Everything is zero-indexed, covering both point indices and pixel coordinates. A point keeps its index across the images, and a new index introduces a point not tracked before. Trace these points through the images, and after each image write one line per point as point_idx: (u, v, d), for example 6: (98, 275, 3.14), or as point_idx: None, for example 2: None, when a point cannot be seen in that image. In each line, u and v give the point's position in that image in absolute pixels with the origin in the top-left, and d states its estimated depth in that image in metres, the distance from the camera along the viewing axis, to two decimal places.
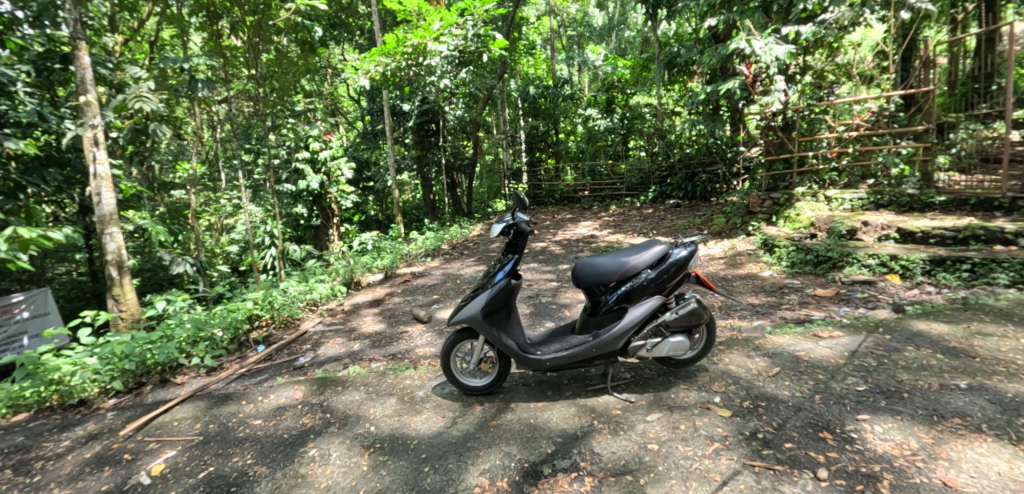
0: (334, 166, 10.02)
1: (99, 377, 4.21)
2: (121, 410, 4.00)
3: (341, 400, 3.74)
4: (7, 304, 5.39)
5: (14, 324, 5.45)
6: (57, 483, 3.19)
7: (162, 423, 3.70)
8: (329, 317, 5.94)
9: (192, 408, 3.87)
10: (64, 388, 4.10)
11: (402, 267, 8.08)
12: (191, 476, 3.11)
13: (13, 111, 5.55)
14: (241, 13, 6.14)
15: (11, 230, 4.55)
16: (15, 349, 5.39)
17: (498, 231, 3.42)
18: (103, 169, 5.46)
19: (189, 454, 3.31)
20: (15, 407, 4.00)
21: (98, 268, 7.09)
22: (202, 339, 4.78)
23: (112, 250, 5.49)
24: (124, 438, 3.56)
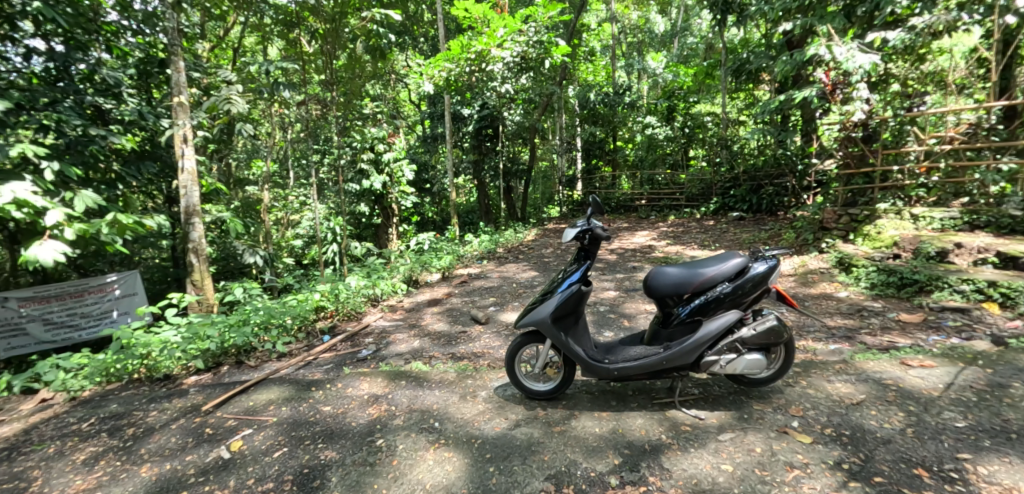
0: (395, 167, 10.26)
1: (182, 355, 4.51)
2: (202, 386, 4.25)
3: (407, 394, 3.83)
4: (104, 284, 5.91)
5: (107, 301, 5.95)
6: (149, 449, 3.42)
7: (240, 402, 3.90)
8: (390, 314, 6.10)
9: (267, 391, 4.04)
10: (150, 362, 4.45)
11: (459, 269, 8.17)
12: (267, 455, 3.25)
13: (118, 110, 6.08)
14: (317, 22, 6.46)
15: (115, 216, 5.01)
16: (107, 324, 5.95)
17: (570, 236, 3.39)
18: (189, 165, 5.81)
19: (265, 433, 3.48)
20: (109, 377, 4.41)
21: (179, 254, 7.57)
22: (274, 325, 5.00)
23: (193, 239, 5.86)
24: (205, 413, 3.77)
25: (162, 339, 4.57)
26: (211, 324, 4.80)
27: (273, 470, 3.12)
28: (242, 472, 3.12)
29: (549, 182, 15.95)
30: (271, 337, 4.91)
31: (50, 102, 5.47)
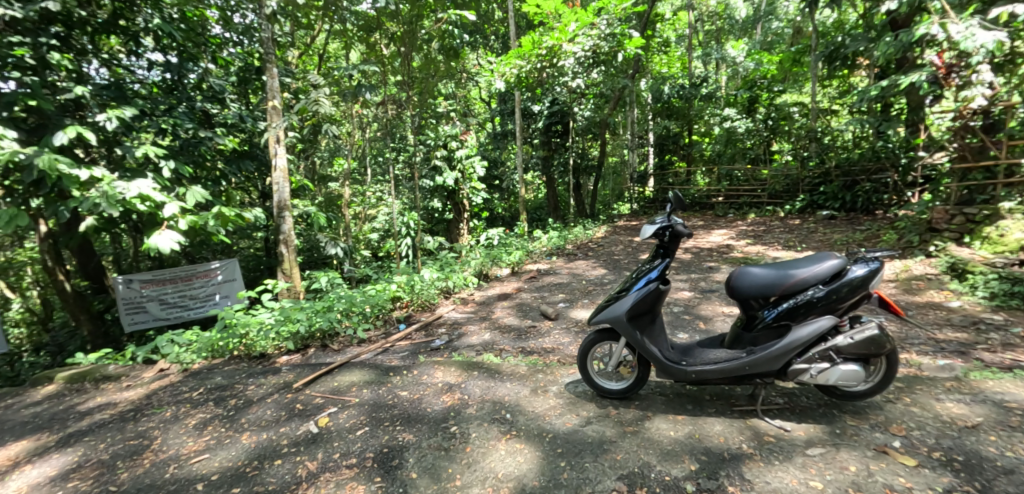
0: (467, 164, 10.46)
1: (276, 335, 4.90)
2: (293, 366, 4.55)
3: (479, 384, 3.91)
4: (208, 269, 6.45)
5: (211, 285, 6.48)
6: (247, 419, 3.75)
7: (326, 382, 4.15)
8: (461, 306, 6.22)
9: (351, 374, 4.26)
10: (248, 341, 4.91)
11: (529, 264, 8.21)
12: (351, 433, 3.44)
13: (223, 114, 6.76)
14: (394, 26, 6.75)
15: (220, 208, 5.64)
16: (210, 306, 6.48)
17: (649, 233, 3.33)
18: (281, 163, 6.21)
19: (349, 412, 3.68)
20: (215, 353, 4.93)
21: (271, 244, 8.22)
22: (355, 313, 5.26)
23: (284, 231, 6.25)
24: (296, 391, 4.05)
25: (259, 319, 5.04)
26: (300, 309, 5.13)
27: (356, 446, 3.30)
28: (328, 447, 3.33)
29: (620, 178, 15.70)
30: (353, 323, 5.16)
31: (168, 109, 6.19)
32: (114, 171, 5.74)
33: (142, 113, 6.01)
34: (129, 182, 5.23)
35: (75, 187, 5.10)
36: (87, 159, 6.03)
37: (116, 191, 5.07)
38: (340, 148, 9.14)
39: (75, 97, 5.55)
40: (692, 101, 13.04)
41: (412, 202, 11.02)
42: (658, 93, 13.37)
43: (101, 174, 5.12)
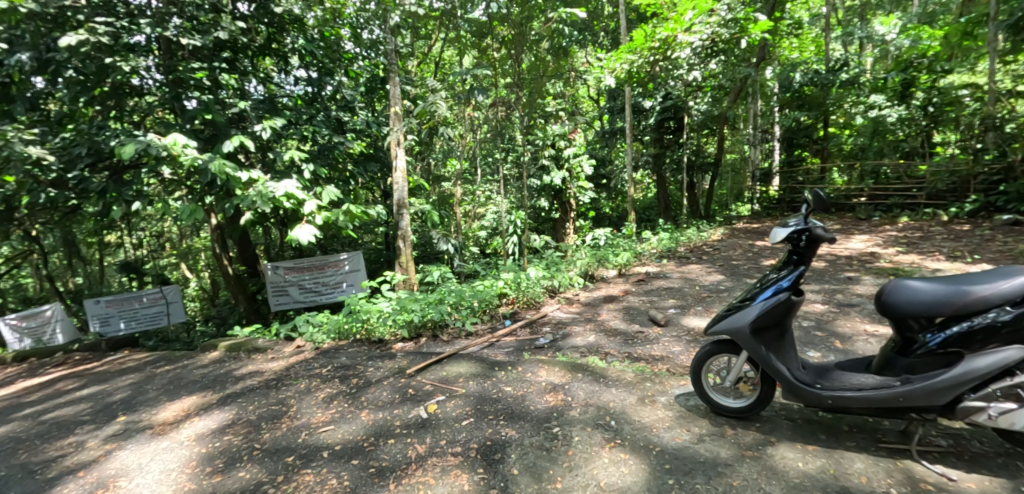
0: (575, 162, 10.28)
1: (393, 323, 5.33)
2: (408, 353, 4.99)
3: (583, 387, 3.82)
4: (339, 260, 7.76)
5: (340, 274, 7.75)
6: (366, 398, 4.20)
7: (435, 370, 4.47)
8: (567, 306, 6.12)
9: (457, 365, 4.50)
10: (369, 326, 5.47)
11: (637, 266, 7.91)
12: (457, 421, 3.63)
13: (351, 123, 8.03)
14: (505, 29, 6.79)
15: (348, 206, 6.74)
16: (339, 292, 7.77)
17: (782, 236, 3.03)
18: (400, 165, 6.60)
19: (456, 402, 3.88)
20: (342, 335, 5.56)
21: (391, 238, 8.85)
22: (465, 307, 5.52)
23: (403, 228, 6.64)
24: (409, 376, 4.42)
25: (378, 308, 5.59)
26: (415, 299, 5.68)
27: (461, 435, 3.47)
28: (437, 432, 3.56)
29: (740, 176, 14.67)
30: (461, 317, 5.39)
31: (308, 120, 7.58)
32: (266, 171, 7.29)
33: (289, 122, 7.52)
34: (278, 183, 6.53)
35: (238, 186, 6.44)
36: (247, 161, 7.61)
37: (268, 189, 6.36)
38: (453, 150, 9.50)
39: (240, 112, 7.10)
40: (828, 89, 11.62)
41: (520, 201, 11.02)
42: (787, 81, 12.20)
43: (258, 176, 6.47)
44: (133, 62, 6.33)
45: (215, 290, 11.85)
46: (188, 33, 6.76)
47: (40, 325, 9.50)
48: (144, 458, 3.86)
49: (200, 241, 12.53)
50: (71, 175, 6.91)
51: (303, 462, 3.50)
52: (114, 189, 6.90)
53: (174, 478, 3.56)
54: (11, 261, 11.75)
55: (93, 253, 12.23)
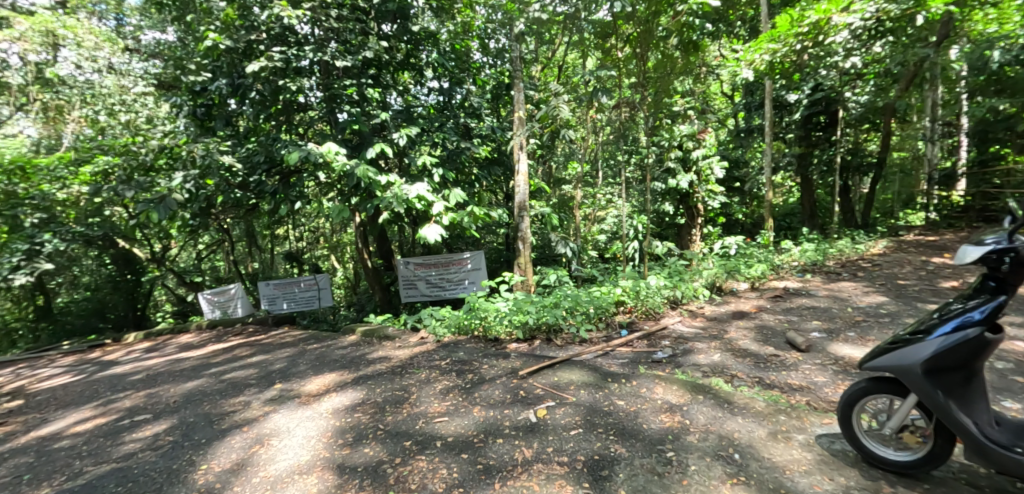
0: (704, 165, 9.58)
1: (507, 323, 5.89)
2: (520, 354, 5.45)
3: (704, 411, 3.79)
4: (462, 258, 8.16)
5: (463, 271, 8.17)
6: (479, 395, 4.75)
7: (546, 374, 4.87)
8: (690, 319, 5.82)
9: (568, 372, 4.81)
10: (486, 325, 6.06)
11: (775, 280, 7.21)
12: (565, 429, 3.91)
13: (478, 128, 8.59)
14: (630, 28, 6.47)
15: (472, 208, 7.39)
16: (462, 288, 8.19)
17: (976, 259, 2.75)
18: (524, 168, 6.93)
19: (565, 409, 4.18)
20: (461, 330, 6.29)
21: (511, 239, 9.11)
22: (580, 311, 5.69)
23: (520, 231, 6.75)
24: (520, 378, 4.89)
25: (496, 307, 6.21)
26: (531, 301, 6.07)
27: (569, 445, 3.71)
28: (544, 438, 3.87)
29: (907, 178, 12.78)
30: (576, 322, 5.63)
31: (440, 125, 8.28)
32: (402, 175, 8.00)
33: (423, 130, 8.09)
34: (411, 186, 7.13)
35: (377, 189, 7.03)
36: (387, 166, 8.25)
37: (403, 192, 6.93)
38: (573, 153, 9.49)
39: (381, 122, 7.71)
40: None
41: (644, 205, 10.58)
42: (981, 63, 9.03)
43: (394, 180, 7.00)
44: (299, 82, 7.54)
45: (356, 280, 12.93)
46: (341, 55, 7.50)
47: (228, 300, 11.52)
48: (293, 422, 4.79)
49: (347, 237, 13.48)
50: (253, 178, 8.31)
51: (418, 447, 4.07)
52: (283, 190, 8.20)
53: (314, 444, 4.36)
54: (207, 249, 14.06)
55: (265, 243, 14.08)
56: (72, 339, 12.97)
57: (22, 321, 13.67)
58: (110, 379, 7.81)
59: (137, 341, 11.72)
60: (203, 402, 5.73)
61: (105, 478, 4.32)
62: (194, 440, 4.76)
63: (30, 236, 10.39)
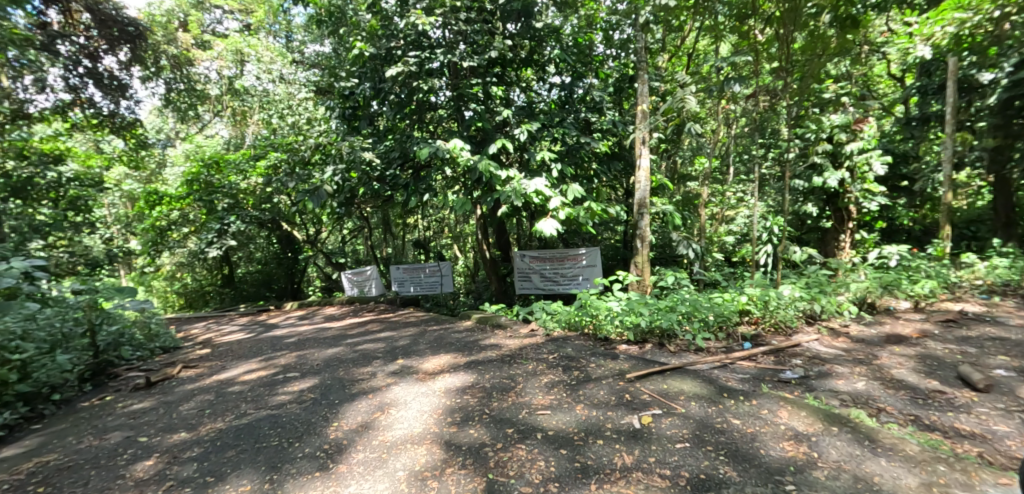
0: (861, 159, 8.03)
1: (620, 324, 5.73)
2: (628, 356, 5.28)
3: (836, 445, 3.56)
4: (577, 254, 8.01)
5: (579, 267, 7.99)
6: (584, 393, 4.64)
7: (654, 381, 4.68)
8: (829, 338, 5.32)
9: (680, 380, 4.62)
10: (598, 322, 5.93)
11: (947, 301, 6.19)
12: (671, 442, 3.82)
13: (599, 122, 8.18)
14: (773, 6, 5.74)
15: (589, 204, 7.21)
16: (576, 284, 8.04)
17: None
18: (644, 164, 6.94)
19: (672, 420, 4.06)
20: (571, 326, 6.24)
21: (629, 237, 8.87)
22: (696, 319, 5.47)
23: (640, 227, 6.95)
24: (626, 381, 4.73)
25: (608, 306, 6.03)
26: (645, 302, 5.91)
27: (672, 459, 3.66)
28: (646, 447, 3.81)
29: None
30: (693, 329, 5.40)
31: (560, 120, 8.16)
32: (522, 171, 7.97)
33: (543, 126, 8.12)
34: (530, 181, 7.06)
35: (498, 184, 7.17)
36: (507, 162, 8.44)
37: (522, 186, 6.96)
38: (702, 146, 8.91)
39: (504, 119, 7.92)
40: None
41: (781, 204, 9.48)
42: None
43: (513, 175, 7.11)
44: (430, 83, 7.81)
45: (477, 268, 13.29)
46: (469, 56, 7.92)
47: (363, 280, 12.83)
48: (409, 396, 5.03)
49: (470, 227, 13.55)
50: (388, 171, 8.80)
51: (519, 436, 4.11)
52: (414, 184, 8.61)
53: (426, 418, 4.55)
54: (351, 234, 15.38)
55: (396, 230, 14.95)
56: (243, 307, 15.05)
57: (217, 285, 16.94)
58: (269, 339, 8.81)
59: (294, 309, 13.55)
60: (340, 367, 6.22)
61: (260, 422, 4.81)
62: (330, 400, 5.14)
63: (221, 218, 13.28)
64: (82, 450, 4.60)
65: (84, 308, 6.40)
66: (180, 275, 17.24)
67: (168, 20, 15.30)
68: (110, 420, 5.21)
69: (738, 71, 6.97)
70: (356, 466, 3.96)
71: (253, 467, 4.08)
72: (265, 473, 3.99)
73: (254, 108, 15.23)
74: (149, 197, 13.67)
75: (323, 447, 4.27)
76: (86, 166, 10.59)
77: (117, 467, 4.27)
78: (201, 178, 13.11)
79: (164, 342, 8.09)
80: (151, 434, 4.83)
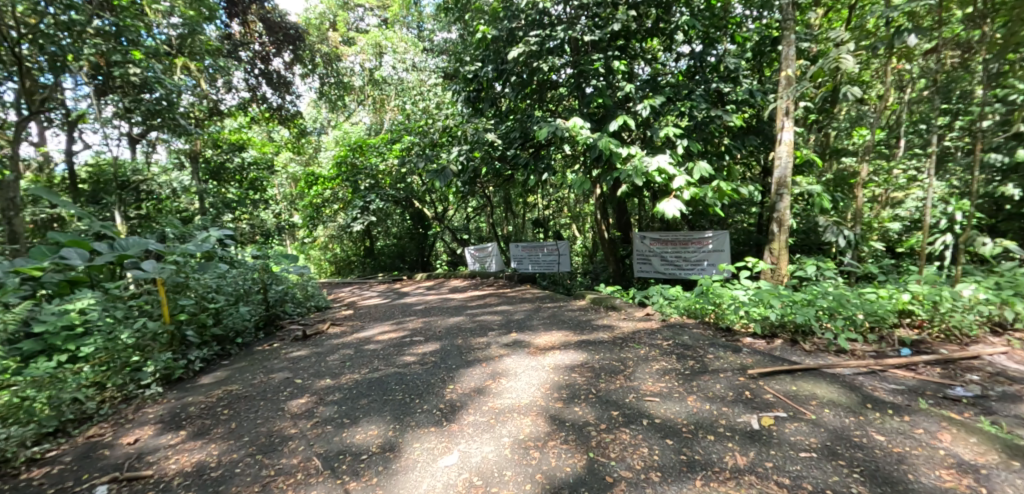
0: None
1: (745, 314, 5.31)
2: (752, 350, 4.86)
3: (1010, 483, 3.10)
4: (702, 238, 7.48)
5: (704, 252, 7.49)
6: (698, 385, 4.33)
7: (782, 380, 4.25)
8: (1020, 352, 4.51)
9: (814, 383, 4.17)
10: (720, 311, 5.54)
11: None
12: (794, 450, 3.47)
13: (734, 93, 7.50)
14: None
15: (718, 184, 6.64)
16: (699, 269, 7.56)
17: None
18: (786, 138, 6.32)
19: (798, 426, 3.68)
20: (690, 312, 5.88)
21: (765, 221, 8.14)
22: (841, 316, 4.88)
23: (779, 210, 6.37)
24: (748, 377, 4.34)
25: (733, 295, 5.57)
26: (776, 293, 5.35)
27: (794, 468, 3.32)
28: (764, 450, 3.48)
29: None
30: (835, 327, 4.84)
31: (687, 93, 7.56)
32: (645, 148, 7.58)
33: (668, 99, 7.62)
34: (652, 159, 6.75)
35: (618, 161, 6.88)
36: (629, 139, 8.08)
37: (643, 164, 6.64)
38: (864, 115, 7.80)
39: (625, 94, 7.58)
40: None
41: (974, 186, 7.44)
42: None
43: (634, 152, 6.81)
44: (550, 62, 7.77)
45: (596, 248, 12.98)
46: (590, 30, 7.70)
47: (485, 256, 13.24)
48: (520, 368, 5.03)
49: (590, 208, 13.30)
50: (509, 151, 8.65)
51: (625, 420, 3.93)
52: (533, 163, 8.49)
53: (534, 391, 4.51)
54: (476, 212, 15.81)
55: (518, 209, 15.03)
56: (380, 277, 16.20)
57: (361, 255, 18.51)
58: (401, 305, 9.35)
59: (423, 280, 14.35)
60: (460, 335, 6.42)
61: (387, 378, 5.08)
62: (449, 364, 5.30)
63: (364, 197, 14.53)
64: (256, 384, 5.16)
65: (259, 269, 7.21)
66: (330, 245, 19.05)
67: (321, 22, 17.20)
68: (275, 363, 5.81)
69: (914, 15, 5.65)
70: (466, 427, 4.03)
71: (380, 415, 4.31)
72: (389, 421, 4.21)
73: (392, 96, 16.26)
74: (308, 179, 15.24)
75: (439, 406, 4.40)
76: (263, 153, 12.91)
77: (279, 401, 4.75)
78: (348, 161, 14.28)
79: (318, 302, 8.90)
80: (305, 377, 5.31)
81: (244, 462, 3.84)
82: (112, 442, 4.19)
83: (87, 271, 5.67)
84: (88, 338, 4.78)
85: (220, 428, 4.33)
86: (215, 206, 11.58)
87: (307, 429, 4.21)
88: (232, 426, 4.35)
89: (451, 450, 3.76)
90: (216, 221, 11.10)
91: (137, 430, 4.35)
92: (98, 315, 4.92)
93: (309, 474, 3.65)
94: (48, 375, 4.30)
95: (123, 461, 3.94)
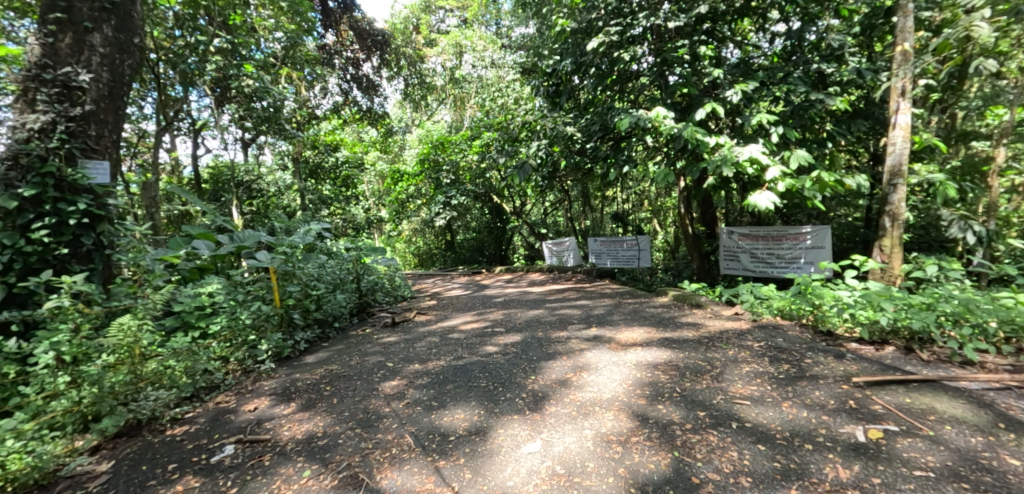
0: None
1: (849, 317, 4.97)
2: (858, 357, 4.52)
3: None
4: (800, 233, 7.01)
5: (800, 248, 7.02)
6: (794, 390, 4.08)
7: (893, 391, 3.92)
8: None
9: (932, 396, 3.82)
10: (820, 313, 5.20)
11: None
12: (905, 466, 3.19)
13: (839, 73, 7.01)
14: None
15: (819, 174, 6.20)
16: (795, 267, 7.09)
17: None
18: (902, 120, 5.83)
19: (911, 441, 3.39)
20: (785, 314, 5.56)
21: (874, 216, 7.54)
22: (969, 323, 4.45)
23: (892, 202, 5.87)
24: (853, 385, 4.04)
25: (835, 295, 5.20)
26: (888, 295, 4.93)
27: (907, 487, 3.06)
28: (871, 465, 3.23)
29: None
30: (960, 335, 4.41)
31: (784, 76, 7.09)
32: (735, 137, 7.24)
33: (762, 84, 7.21)
34: (743, 148, 6.40)
35: (706, 151, 6.59)
36: (717, 128, 7.77)
37: (733, 154, 6.31)
38: (1002, 91, 6.80)
39: (714, 79, 7.27)
40: None
41: None
42: None
43: (724, 141, 6.48)
44: (632, 51, 7.59)
45: (677, 245, 12.56)
46: (675, 15, 7.38)
47: (562, 250, 13.20)
48: (601, 362, 4.98)
49: (672, 201, 12.83)
50: (589, 145, 8.54)
51: (712, 421, 3.77)
52: (613, 155, 8.37)
53: (617, 386, 4.44)
54: (554, 206, 15.79)
55: (596, 203, 14.83)
56: (460, 270, 16.57)
57: (442, 248, 19.06)
58: (481, 297, 9.51)
59: (502, 273, 14.53)
60: (540, 327, 6.44)
61: (471, 366, 5.18)
62: (531, 355, 5.34)
63: (445, 192, 14.93)
64: (353, 365, 5.46)
65: (353, 260, 7.63)
66: (413, 240, 19.72)
67: (405, 26, 17.86)
68: (369, 347, 6.09)
69: None
70: (549, 417, 4.04)
71: (467, 400, 4.42)
72: (475, 407, 4.30)
73: (471, 94, 16.51)
74: (394, 176, 15.98)
75: (522, 395, 4.44)
76: (352, 151, 13.82)
77: (374, 381, 5.00)
78: (430, 158, 14.96)
79: (404, 292, 9.25)
80: (396, 361, 5.53)
81: (345, 434, 4.06)
82: (237, 408, 4.58)
83: (211, 258, 6.29)
84: (215, 317, 5.30)
85: (324, 403, 4.60)
86: (314, 202, 12.33)
87: (400, 409, 4.38)
88: (333, 401, 4.62)
89: (535, 438, 3.79)
90: (314, 215, 11.84)
91: (256, 399, 4.72)
92: (223, 298, 5.45)
93: (403, 450, 3.81)
94: (186, 348, 4.72)
95: (246, 425, 4.28)
